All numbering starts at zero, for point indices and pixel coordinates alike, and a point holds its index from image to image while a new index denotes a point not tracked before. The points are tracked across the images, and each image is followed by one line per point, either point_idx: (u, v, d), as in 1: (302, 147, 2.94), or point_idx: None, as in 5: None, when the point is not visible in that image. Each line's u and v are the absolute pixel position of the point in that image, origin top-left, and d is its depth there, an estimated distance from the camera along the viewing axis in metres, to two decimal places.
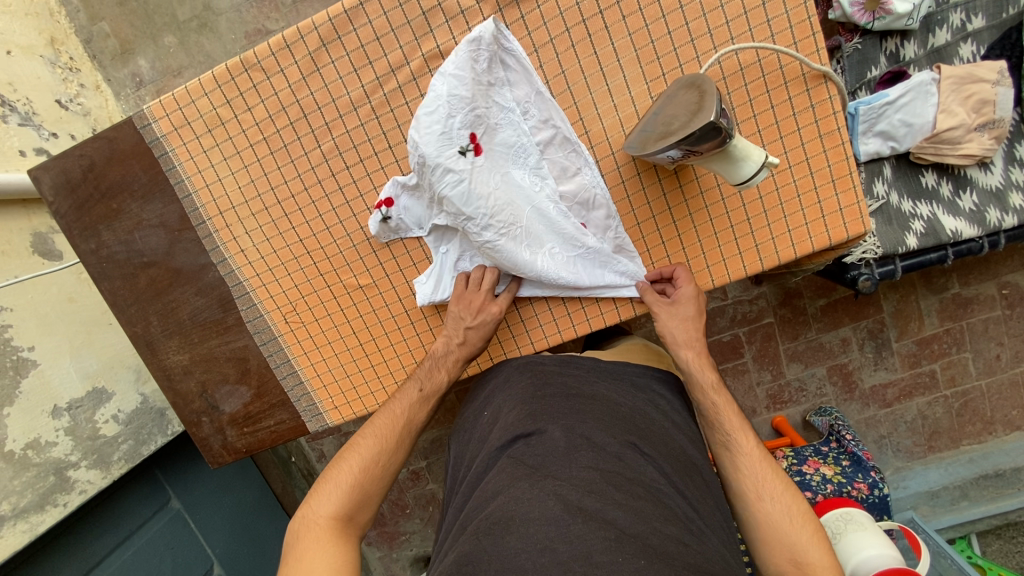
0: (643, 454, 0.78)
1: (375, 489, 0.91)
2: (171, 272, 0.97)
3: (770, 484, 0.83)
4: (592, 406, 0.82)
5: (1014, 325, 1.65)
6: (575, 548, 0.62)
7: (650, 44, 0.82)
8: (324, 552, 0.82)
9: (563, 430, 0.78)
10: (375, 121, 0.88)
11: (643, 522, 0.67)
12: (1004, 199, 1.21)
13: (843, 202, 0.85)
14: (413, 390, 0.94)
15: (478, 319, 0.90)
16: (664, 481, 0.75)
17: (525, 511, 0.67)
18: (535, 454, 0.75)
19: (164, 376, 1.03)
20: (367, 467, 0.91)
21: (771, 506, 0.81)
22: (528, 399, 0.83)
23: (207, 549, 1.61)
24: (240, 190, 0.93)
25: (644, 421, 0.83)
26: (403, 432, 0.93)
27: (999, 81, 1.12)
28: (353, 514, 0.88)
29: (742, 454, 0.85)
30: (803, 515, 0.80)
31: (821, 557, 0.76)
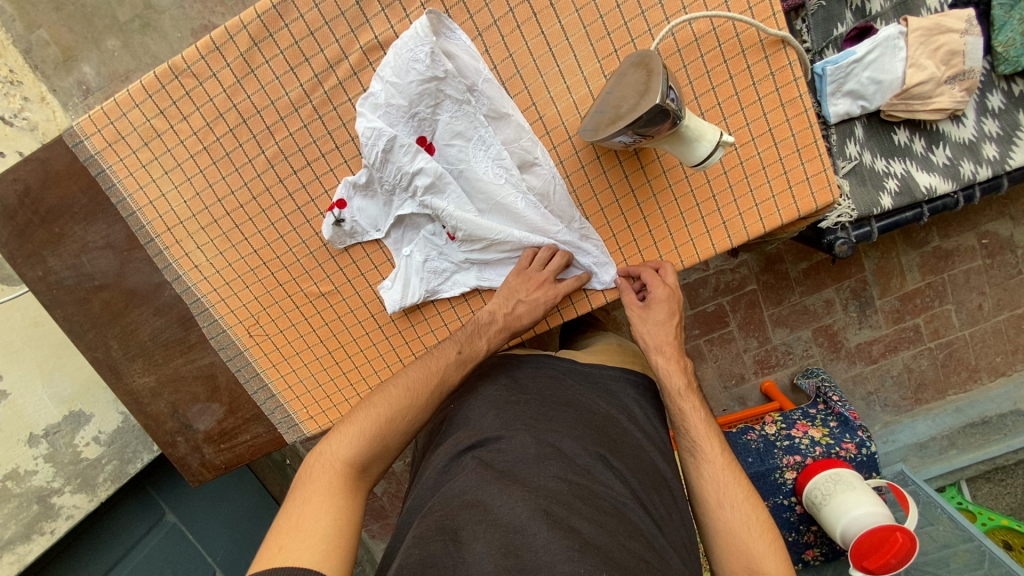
0: (611, 467, 0.75)
1: (395, 443, 0.82)
2: (125, 294, 0.94)
3: (733, 491, 0.79)
4: (569, 414, 0.81)
5: (995, 274, 1.65)
6: (540, 559, 0.62)
7: (598, 19, 0.78)
8: (333, 500, 0.73)
9: (533, 438, 0.77)
10: (318, 121, 0.83)
11: (607, 533, 0.66)
12: (978, 151, 1.19)
13: (809, 171, 0.82)
14: (450, 351, 0.87)
15: (533, 296, 0.86)
16: (630, 495, 0.74)
17: (495, 517, 0.67)
18: (503, 461, 0.74)
19: (132, 400, 1.00)
20: (395, 418, 0.82)
21: (730, 514, 0.78)
22: (501, 405, 0.83)
23: (206, 557, 1.57)
24: (186, 204, 0.89)
25: (615, 431, 0.81)
26: (432, 392, 0.84)
27: (968, 30, 1.09)
28: (368, 464, 0.79)
29: (708, 461, 0.81)
30: (762, 526, 0.77)
31: (776, 568, 0.74)
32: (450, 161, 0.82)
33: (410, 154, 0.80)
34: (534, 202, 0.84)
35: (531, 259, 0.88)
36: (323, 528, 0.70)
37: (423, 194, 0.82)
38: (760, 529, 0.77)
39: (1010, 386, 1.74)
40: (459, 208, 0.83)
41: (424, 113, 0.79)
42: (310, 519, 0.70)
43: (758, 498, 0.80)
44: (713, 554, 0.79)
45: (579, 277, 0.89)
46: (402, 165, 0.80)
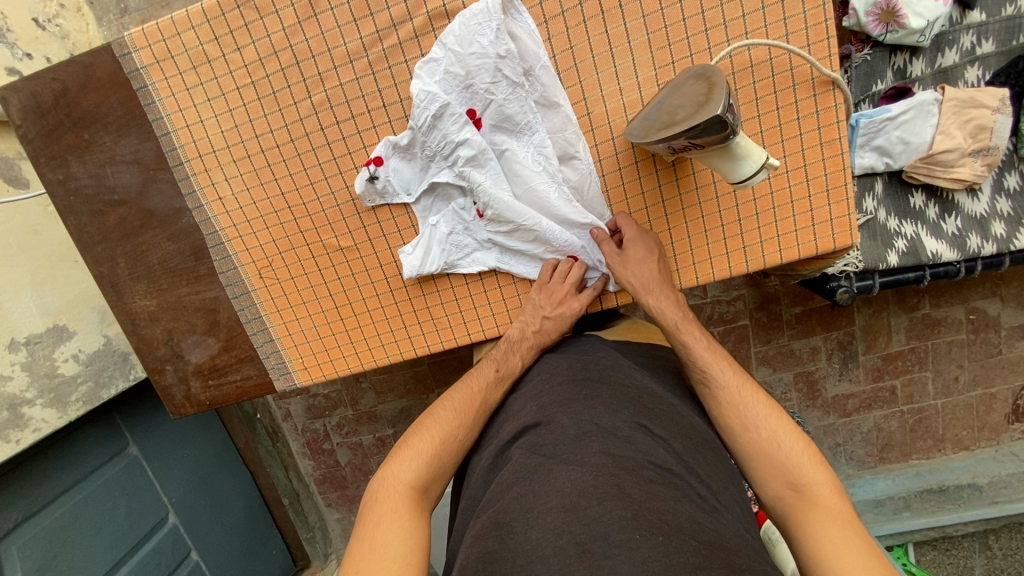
0: (652, 434, 0.75)
1: (451, 463, 0.84)
2: (142, 214, 0.93)
3: (755, 410, 0.81)
4: (600, 390, 0.81)
5: (975, 351, 1.70)
6: (593, 530, 0.61)
7: (663, 28, 0.79)
8: (400, 523, 0.74)
9: (571, 417, 0.77)
10: (371, 77, 0.84)
11: (658, 499, 0.66)
12: (987, 227, 1.23)
13: (834, 213, 0.85)
14: (488, 370, 0.90)
15: (557, 310, 0.89)
16: (674, 460, 0.73)
17: (543, 503, 0.66)
18: (545, 444, 0.75)
19: (128, 320, 0.99)
20: (447, 439, 0.84)
21: (760, 433, 0.79)
22: (539, 394, 0.84)
23: (162, 497, 1.54)
24: (223, 134, 0.89)
25: (651, 401, 0.82)
26: (479, 409, 0.87)
27: (1000, 108, 1.13)
28: (428, 486, 0.80)
29: (722, 388, 0.83)
30: (793, 437, 0.78)
31: (815, 473, 0.74)
32: (494, 141, 0.84)
33: (459, 126, 0.82)
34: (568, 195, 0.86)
35: (553, 271, 0.91)
36: (394, 550, 0.72)
37: (463, 164, 0.84)
38: (792, 441, 0.78)
39: (970, 459, 1.80)
40: (495, 184, 0.85)
41: (481, 86, 0.80)
42: (382, 544, 0.72)
43: (783, 411, 0.81)
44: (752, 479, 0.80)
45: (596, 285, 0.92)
46: (450, 134, 0.82)
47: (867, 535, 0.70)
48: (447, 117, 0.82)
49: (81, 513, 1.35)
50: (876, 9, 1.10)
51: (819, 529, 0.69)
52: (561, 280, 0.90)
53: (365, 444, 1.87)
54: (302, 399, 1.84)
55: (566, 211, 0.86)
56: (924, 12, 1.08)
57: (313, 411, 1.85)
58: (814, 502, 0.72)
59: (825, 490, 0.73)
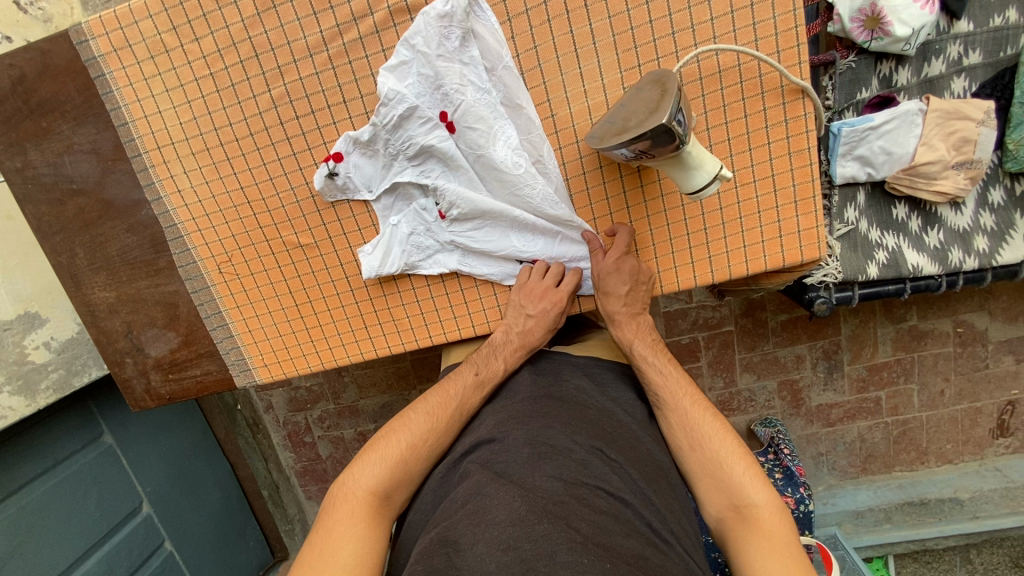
0: (608, 461, 0.72)
1: (418, 469, 0.78)
2: (101, 204, 0.91)
3: (702, 430, 0.80)
4: (560, 410, 0.79)
5: (962, 364, 1.68)
6: (540, 548, 0.59)
7: (629, 30, 0.77)
8: (353, 531, 0.70)
9: (525, 436, 0.74)
10: (331, 71, 0.82)
11: (605, 532, 0.62)
12: (969, 241, 1.21)
13: (802, 224, 0.83)
14: (468, 374, 0.85)
15: (540, 307, 0.85)
16: (628, 491, 0.70)
17: (491, 517, 0.63)
18: (498, 461, 0.72)
19: (88, 312, 0.98)
20: (416, 443, 0.79)
21: (704, 453, 0.78)
22: (499, 410, 0.81)
23: (136, 487, 1.52)
24: (181, 126, 0.87)
25: (610, 426, 0.78)
26: (456, 414, 0.82)
27: (984, 121, 1.11)
28: (391, 492, 0.75)
29: (672, 410, 0.83)
30: (738, 456, 0.76)
31: (756, 493, 0.73)
32: (466, 144, 0.81)
33: (428, 127, 0.80)
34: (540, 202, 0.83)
35: (531, 272, 0.88)
36: (343, 559, 0.67)
37: (429, 163, 0.84)
38: (737, 461, 0.76)
39: (954, 473, 1.77)
40: (465, 187, 0.84)
41: (450, 88, 0.78)
42: (333, 552, 0.68)
43: (730, 430, 0.80)
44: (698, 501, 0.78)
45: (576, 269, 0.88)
46: (418, 135, 0.81)
47: (805, 557, 0.67)
48: (416, 118, 0.80)
49: (48, 501, 1.33)
50: (861, 15, 1.07)
51: (754, 549, 0.68)
52: (551, 282, 0.87)
53: (345, 438, 1.86)
54: (282, 391, 1.84)
55: (540, 216, 0.85)
56: (909, 20, 1.05)
57: (293, 403, 1.85)
58: (754, 523, 0.70)
59: (765, 512, 0.71)
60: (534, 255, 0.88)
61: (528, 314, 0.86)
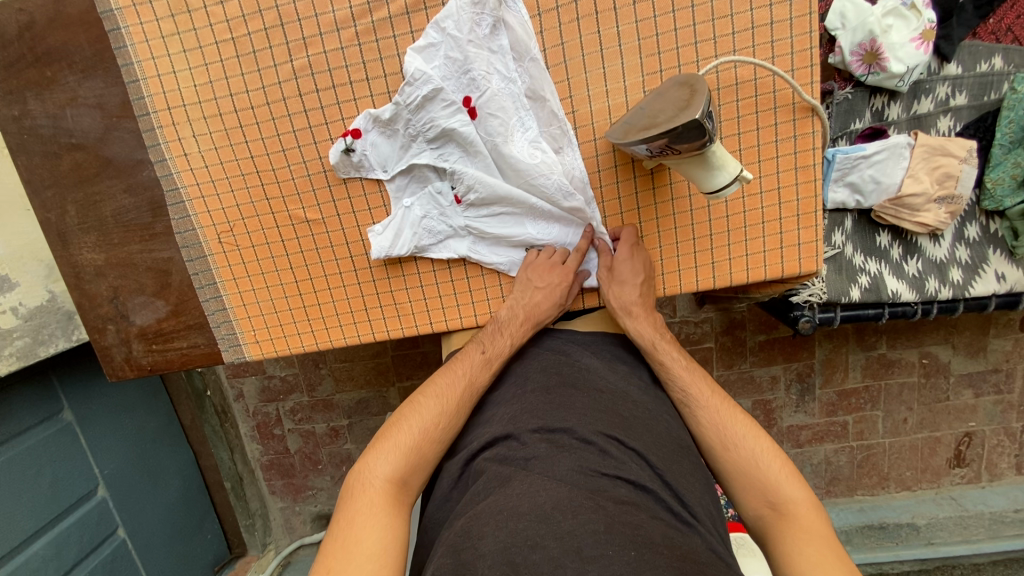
0: (627, 449, 0.72)
1: (433, 454, 0.76)
2: (100, 161, 0.88)
3: (734, 429, 0.79)
4: (574, 397, 0.78)
5: (925, 394, 1.75)
6: (566, 544, 0.58)
7: (654, 36, 0.80)
8: (376, 520, 0.68)
9: (540, 430, 0.74)
10: (356, 48, 0.82)
11: (631, 518, 0.62)
12: (945, 272, 1.27)
13: (802, 238, 0.86)
14: (474, 354, 0.83)
15: (549, 279, 0.85)
16: (648, 477, 0.69)
17: (515, 508, 0.62)
18: (519, 455, 0.71)
19: (72, 273, 0.94)
20: (428, 427, 0.77)
21: (739, 454, 0.77)
22: (511, 401, 0.79)
23: (94, 469, 1.43)
24: (196, 88, 0.85)
25: (625, 409, 0.78)
26: (465, 394, 0.80)
27: (967, 159, 1.17)
28: (408, 478, 0.73)
29: (700, 407, 0.81)
30: (772, 455, 0.76)
31: (793, 492, 0.73)
32: (488, 130, 0.82)
33: (451, 111, 0.81)
34: (560, 190, 0.83)
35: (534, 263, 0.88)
36: (367, 549, 0.66)
37: (447, 146, 0.85)
38: (770, 459, 0.76)
39: (911, 499, 1.84)
40: (484, 174, 0.85)
41: (477, 74, 0.80)
42: (354, 543, 0.66)
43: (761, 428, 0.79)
44: (732, 499, 0.78)
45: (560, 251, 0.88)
46: (440, 117, 0.82)
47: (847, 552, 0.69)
48: (440, 101, 0.81)
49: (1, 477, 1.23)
50: (860, 50, 1.14)
51: (796, 547, 0.69)
52: (552, 259, 0.87)
53: (317, 433, 1.82)
54: (255, 379, 1.78)
55: (555, 206, 0.85)
56: (905, 59, 1.12)
57: (266, 393, 1.79)
58: (792, 521, 0.71)
59: (802, 508, 0.72)
60: (550, 242, 0.89)
61: (530, 300, 0.85)
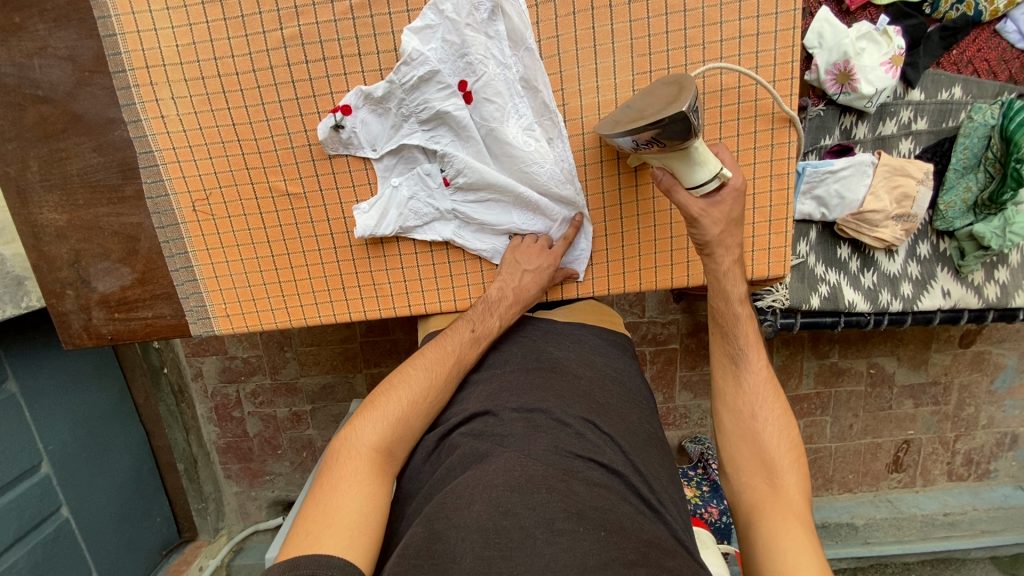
0: (602, 433, 0.73)
1: (418, 426, 0.76)
2: (68, 116, 0.84)
3: (769, 408, 0.82)
4: (553, 381, 0.79)
5: (871, 402, 1.85)
6: (537, 517, 0.60)
7: (646, 37, 0.82)
8: (358, 487, 0.67)
9: (515, 411, 0.75)
10: (350, 22, 0.80)
11: (604, 500, 0.64)
12: (897, 286, 1.34)
13: (773, 243, 0.91)
14: (463, 331, 0.83)
15: (537, 263, 0.87)
16: (621, 461, 0.71)
17: (489, 480, 0.63)
18: (496, 432, 0.72)
19: (30, 233, 0.89)
20: (417, 400, 0.76)
21: (762, 427, 0.81)
22: (489, 384, 0.81)
23: (37, 442, 1.35)
24: (177, 49, 0.82)
25: (602, 395, 0.79)
26: (453, 369, 0.81)
27: (923, 180, 1.23)
28: (394, 448, 0.73)
29: (750, 373, 0.84)
30: (789, 442, 0.80)
31: (794, 479, 0.78)
32: (482, 115, 0.83)
33: (446, 94, 0.82)
34: (551, 178, 0.85)
35: (516, 250, 0.89)
36: (349, 515, 0.65)
37: (439, 128, 0.85)
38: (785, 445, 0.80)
39: (851, 501, 1.95)
40: (476, 159, 0.86)
41: (474, 57, 0.80)
42: (335, 508, 0.65)
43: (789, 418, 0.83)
44: (733, 462, 0.82)
45: (542, 240, 0.90)
46: (435, 99, 0.82)
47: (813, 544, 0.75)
48: (435, 83, 0.81)
49: None
50: (834, 69, 1.19)
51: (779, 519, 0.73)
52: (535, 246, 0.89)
53: (278, 417, 1.78)
54: (216, 358, 1.72)
55: (544, 195, 0.87)
56: (875, 81, 1.18)
57: (226, 373, 1.73)
58: (784, 496, 0.76)
59: (796, 493, 0.76)
60: (534, 231, 0.90)
61: (511, 289, 0.86)
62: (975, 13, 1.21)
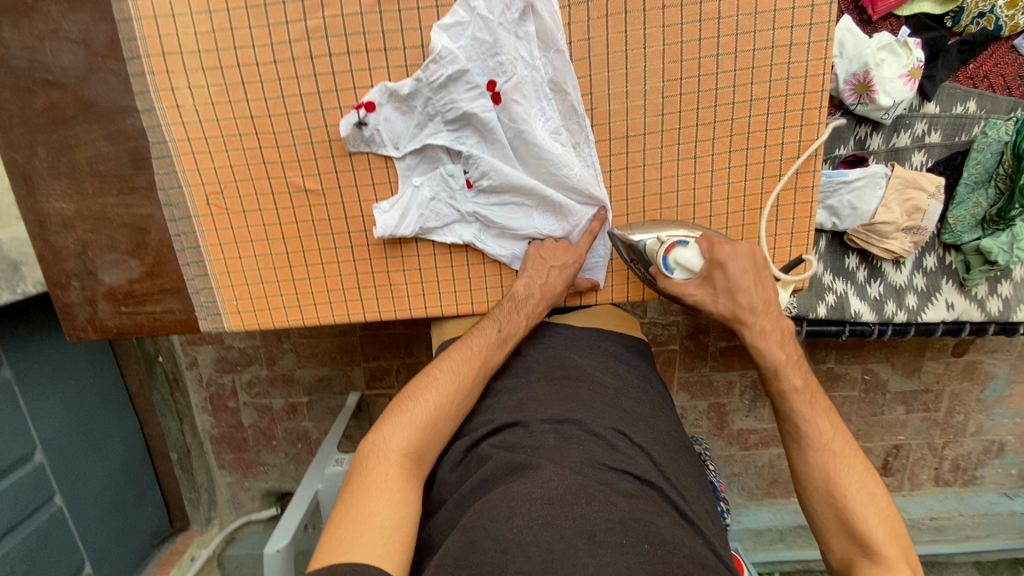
0: (634, 443, 0.73)
1: (446, 430, 0.76)
2: (80, 103, 0.81)
3: (849, 475, 0.77)
4: (581, 390, 0.79)
5: (863, 407, 1.87)
6: (579, 528, 0.60)
7: (679, 43, 0.81)
8: (390, 493, 0.67)
9: (544, 420, 0.74)
10: (376, 15, 0.78)
11: (641, 510, 0.64)
12: (902, 297, 1.35)
13: (793, 254, 0.91)
14: (490, 330, 0.83)
15: (563, 260, 0.87)
16: (654, 472, 0.71)
17: (527, 492, 0.63)
18: (527, 443, 0.71)
19: (36, 222, 0.86)
20: (445, 404, 0.76)
21: (848, 498, 0.76)
22: (514, 392, 0.80)
23: (31, 432, 1.31)
24: (196, 37, 0.80)
25: (629, 404, 0.79)
26: (480, 371, 0.80)
27: (935, 194, 1.23)
28: (423, 453, 0.72)
29: (817, 441, 0.79)
30: (882, 510, 0.74)
31: (894, 551, 0.71)
32: (510, 118, 0.81)
33: (474, 94, 0.79)
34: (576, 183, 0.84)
35: (539, 254, 0.87)
36: (379, 523, 0.64)
37: (463, 129, 0.83)
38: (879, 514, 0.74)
39: None
40: (501, 162, 0.84)
41: (504, 58, 0.78)
42: (366, 514, 0.65)
43: (878, 482, 0.77)
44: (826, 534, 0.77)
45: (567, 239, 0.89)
46: (461, 99, 0.80)
47: None
48: (461, 83, 0.79)
49: None
50: (853, 80, 1.19)
51: None
52: (558, 252, 0.87)
53: (274, 408, 1.75)
54: (212, 347, 1.69)
55: (568, 200, 0.86)
56: (893, 93, 1.17)
57: (223, 363, 1.70)
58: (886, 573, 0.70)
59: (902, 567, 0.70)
60: (555, 236, 0.89)
61: (538, 287, 0.85)
62: (994, 28, 1.22)
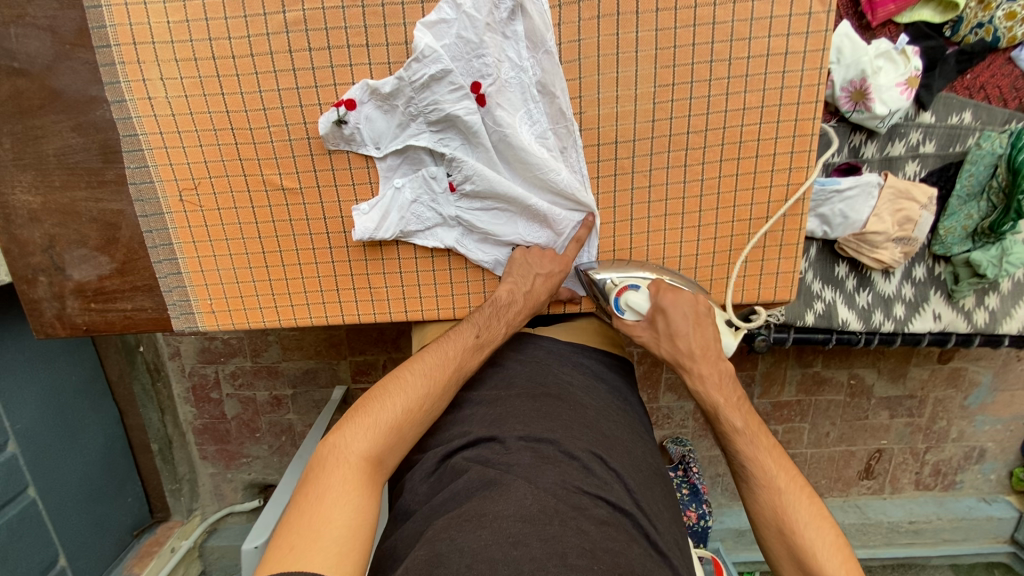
0: (609, 468, 0.72)
1: (411, 434, 0.74)
2: (46, 92, 0.77)
3: (798, 515, 0.76)
4: (560, 408, 0.77)
5: (848, 412, 1.88)
6: (550, 548, 0.59)
7: (672, 47, 0.78)
8: (347, 498, 0.65)
9: (520, 438, 0.73)
10: (359, 9, 0.75)
11: (613, 538, 0.63)
12: (890, 307, 1.34)
13: (781, 267, 0.89)
14: (468, 335, 0.81)
15: (549, 268, 0.85)
16: (627, 498, 0.70)
17: (498, 511, 0.62)
18: (502, 461, 0.70)
19: (2, 214, 0.82)
20: (412, 408, 0.74)
21: (802, 540, 0.75)
22: (492, 406, 0.79)
23: (4, 423, 1.28)
24: (169, 26, 0.76)
25: (607, 426, 0.78)
26: (453, 375, 0.78)
27: (926, 206, 1.22)
28: (384, 457, 0.71)
29: (763, 482, 0.79)
30: (834, 548, 0.74)
31: None
32: (494, 121, 0.78)
33: (458, 95, 0.76)
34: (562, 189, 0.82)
35: (522, 261, 0.85)
36: (335, 531, 0.62)
37: (446, 131, 0.80)
38: (831, 552, 0.74)
39: None
40: (485, 166, 0.81)
41: (489, 59, 0.75)
42: (321, 520, 0.63)
43: (826, 517, 0.77)
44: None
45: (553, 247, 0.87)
46: (445, 100, 0.77)
47: None
48: (445, 83, 0.76)
49: None
50: (850, 87, 1.17)
51: None
52: (542, 261, 0.86)
53: (258, 400, 1.72)
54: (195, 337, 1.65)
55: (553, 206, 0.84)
56: (889, 102, 1.15)
57: (206, 354, 1.67)
58: None
59: None
60: (541, 243, 0.87)
61: (522, 294, 0.83)
62: (993, 39, 1.21)
